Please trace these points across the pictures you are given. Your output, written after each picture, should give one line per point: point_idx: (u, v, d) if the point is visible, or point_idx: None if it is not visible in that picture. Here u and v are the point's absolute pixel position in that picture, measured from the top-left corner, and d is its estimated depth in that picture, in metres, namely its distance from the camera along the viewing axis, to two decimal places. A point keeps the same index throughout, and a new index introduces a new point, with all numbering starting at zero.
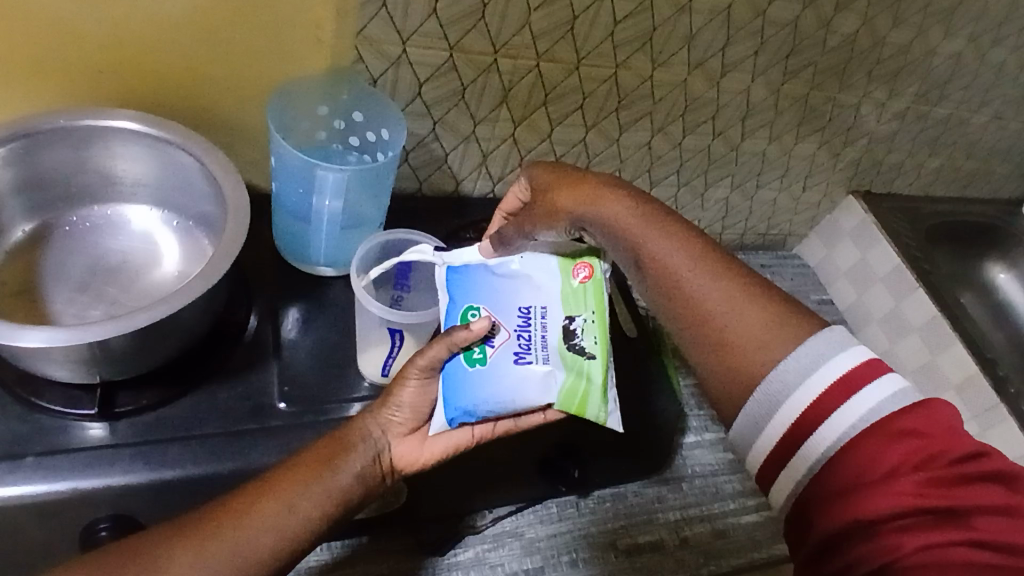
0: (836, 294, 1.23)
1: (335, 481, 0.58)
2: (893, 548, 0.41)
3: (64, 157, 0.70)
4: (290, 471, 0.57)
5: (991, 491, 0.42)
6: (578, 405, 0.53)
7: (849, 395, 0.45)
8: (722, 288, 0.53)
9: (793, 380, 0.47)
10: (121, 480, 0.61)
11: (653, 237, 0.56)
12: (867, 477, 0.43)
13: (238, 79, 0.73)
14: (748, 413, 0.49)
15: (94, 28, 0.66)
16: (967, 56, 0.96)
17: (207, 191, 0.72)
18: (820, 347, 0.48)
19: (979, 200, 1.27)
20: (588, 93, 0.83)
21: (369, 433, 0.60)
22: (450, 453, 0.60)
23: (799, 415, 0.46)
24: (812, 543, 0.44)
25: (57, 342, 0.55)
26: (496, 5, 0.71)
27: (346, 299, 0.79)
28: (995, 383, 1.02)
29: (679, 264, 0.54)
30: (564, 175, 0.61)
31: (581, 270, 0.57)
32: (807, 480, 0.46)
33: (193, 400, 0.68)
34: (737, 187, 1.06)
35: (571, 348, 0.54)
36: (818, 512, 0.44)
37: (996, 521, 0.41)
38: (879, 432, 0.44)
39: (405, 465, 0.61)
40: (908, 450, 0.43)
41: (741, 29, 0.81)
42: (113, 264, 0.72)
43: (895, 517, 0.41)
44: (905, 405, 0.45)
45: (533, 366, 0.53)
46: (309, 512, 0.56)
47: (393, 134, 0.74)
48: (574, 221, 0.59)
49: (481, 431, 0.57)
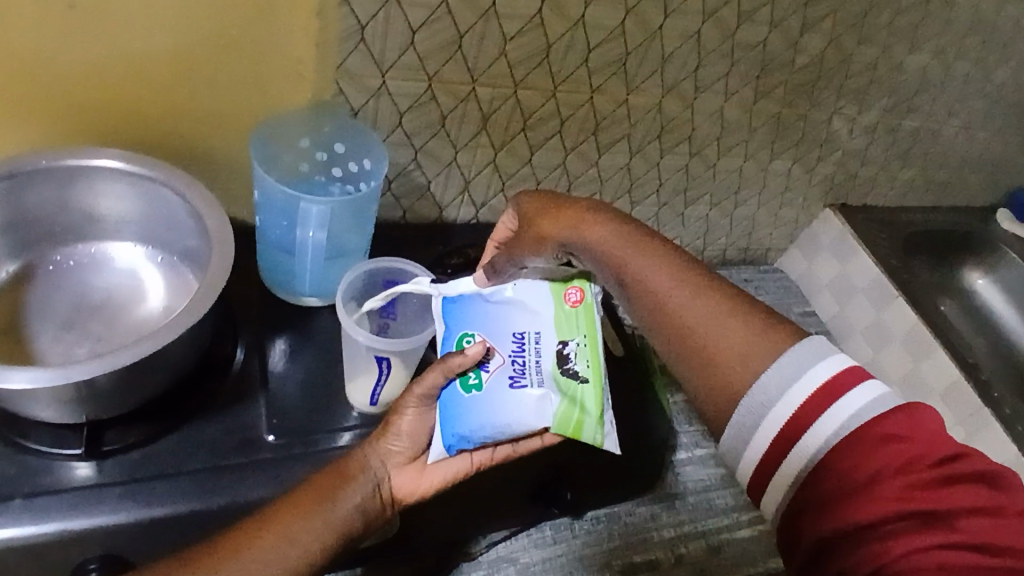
0: (818, 306, 1.25)
1: (335, 513, 0.58)
2: (881, 553, 0.41)
3: (48, 196, 0.70)
4: (287, 505, 0.58)
5: (976, 491, 0.42)
6: (572, 428, 0.53)
7: (832, 402, 0.47)
8: (708, 308, 0.54)
9: (776, 390, 0.49)
10: (111, 519, 0.61)
11: (638, 260, 0.58)
12: (852, 483, 0.44)
13: (220, 114, 0.74)
14: (736, 427, 0.50)
15: (76, 69, 0.67)
16: (932, 71, 0.99)
17: (191, 226, 0.72)
18: (800, 357, 0.49)
19: (953, 208, 1.30)
20: (566, 118, 0.85)
21: (368, 463, 0.61)
22: (450, 481, 0.60)
23: (782, 426, 0.48)
24: (804, 551, 0.45)
25: (43, 382, 0.55)
26: (472, 36, 0.72)
27: (333, 328, 0.79)
28: (978, 388, 1.03)
29: (665, 286, 0.56)
30: (549, 203, 0.63)
31: (573, 295, 0.57)
32: (794, 489, 0.47)
33: (181, 436, 0.68)
34: (716, 204, 1.08)
35: (564, 372, 0.54)
36: (807, 519, 0.45)
37: (981, 522, 0.41)
38: (861, 437, 0.45)
39: (405, 495, 0.61)
40: (890, 454, 0.44)
41: (711, 53, 0.84)
42: (98, 301, 0.72)
43: (880, 522, 0.42)
44: (888, 410, 0.45)
45: (526, 390, 0.54)
46: (305, 543, 0.56)
47: (375, 165, 0.75)
48: (560, 247, 0.61)
49: (480, 457, 0.58)
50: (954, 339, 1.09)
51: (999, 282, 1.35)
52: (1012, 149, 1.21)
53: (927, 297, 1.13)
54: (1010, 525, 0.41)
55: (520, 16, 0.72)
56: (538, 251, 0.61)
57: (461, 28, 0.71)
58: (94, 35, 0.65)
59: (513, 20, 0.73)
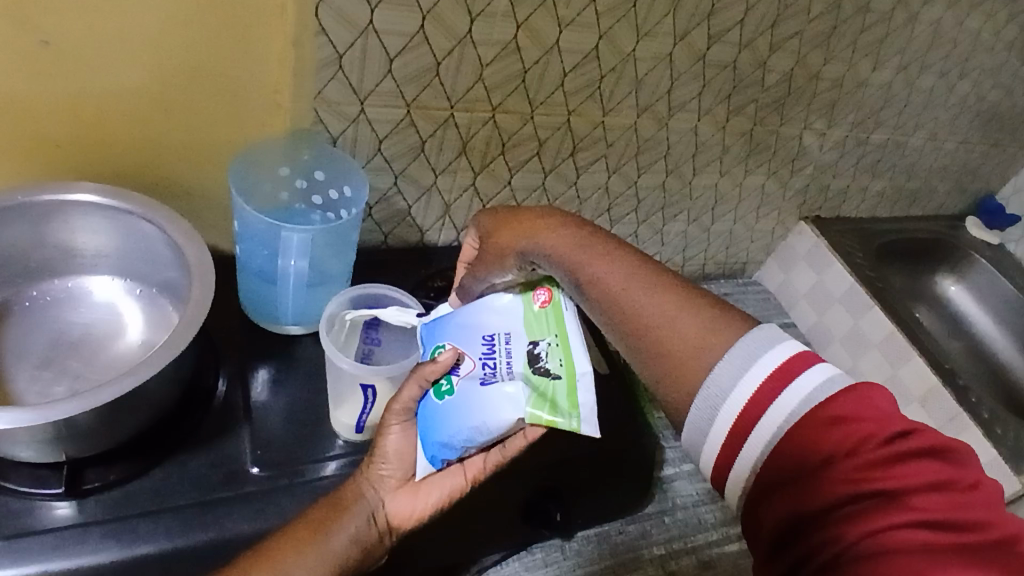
0: (797, 317, 1.27)
1: (329, 545, 0.58)
2: (837, 538, 0.41)
3: (24, 233, 0.69)
4: (280, 543, 0.57)
5: (928, 466, 0.42)
6: (544, 418, 0.51)
7: (784, 385, 0.46)
8: (667, 305, 0.53)
9: (729, 380, 0.48)
10: (94, 559, 0.60)
11: (592, 259, 0.56)
12: (806, 468, 0.43)
13: (198, 144, 0.74)
14: (694, 419, 0.49)
15: (51, 104, 0.67)
16: (897, 85, 1.02)
17: (170, 258, 0.71)
18: (751, 345, 0.48)
19: (923, 217, 1.33)
20: (544, 139, 0.86)
21: (364, 495, 0.60)
22: (445, 500, 0.60)
23: (737, 416, 0.47)
24: (766, 541, 0.45)
25: (21, 423, 0.54)
26: (449, 63, 0.73)
27: (316, 355, 0.79)
28: (955, 392, 1.05)
29: (625, 287, 0.54)
30: (504, 215, 0.62)
31: (541, 295, 0.57)
32: (752, 479, 0.46)
33: (163, 472, 0.66)
34: (694, 220, 1.09)
35: (535, 369, 0.53)
36: (766, 507, 0.45)
37: (937, 498, 0.40)
38: (811, 421, 0.44)
39: (403, 521, 0.60)
40: (841, 436, 0.43)
41: (684, 73, 0.85)
42: (76, 337, 0.70)
43: (834, 506, 0.42)
44: (838, 391, 0.45)
45: (497, 385, 0.53)
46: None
47: (356, 191, 0.76)
48: (518, 255, 0.59)
49: (473, 471, 0.59)
50: (929, 345, 1.11)
51: (971, 288, 1.38)
52: (977, 158, 1.24)
53: (902, 305, 1.16)
54: (968, 500, 0.41)
55: (496, 42, 0.73)
56: (500, 264, 0.60)
57: (438, 55, 0.72)
58: (68, 69, 0.65)
59: (489, 46, 0.73)
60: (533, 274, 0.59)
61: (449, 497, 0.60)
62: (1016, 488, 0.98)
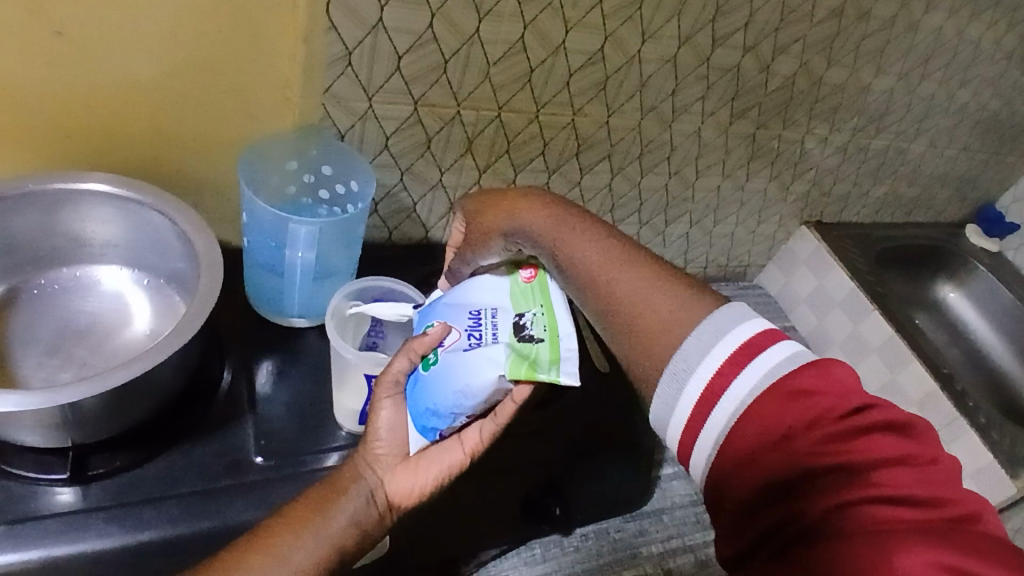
0: (797, 320, 1.28)
1: (328, 526, 0.57)
2: (800, 513, 0.42)
3: (34, 221, 0.70)
4: (280, 524, 0.57)
5: (884, 441, 0.43)
6: (526, 372, 0.52)
7: (749, 360, 0.47)
8: (637, 280, 0.55)
9: (697, 355, 0.49)
10: (96, 545, 0.60)
11: (569, 238, 0.59)
12: (768, 442, 0.44)
13: (208, 137, 0.75)
14: (662, 393, 0.50)
15: (63, 94, 0.68)
16: (898, 92, 1.03)
17: (178, 248, 0.72)
18: (719, 322, 0.50)
19: (923, 224, 1.34)
20: (549, 139, 0.87)
21: (360, 474, 0.60)
22: (444, 475, 0.59)
23: (703, 389, 0.48)
24: (729, 517, 0.45)
25: (28, 406, 0.55)
26: (456, 61, 0.74)
27: (320, 348, 0.80)
28: (953, 397, 1.06)
29: (598, 260, 0.57)
30: (491, 200, 0.66)
31: (529, 270, 0.60)
32: (716, 453, 0.46)
33: (168, 459, 0.67)
34: (696, 222, 1.10)
35: (521, 337, 0.53)
36: (730, 482, 0.45)
37: (898, 474, 0.42)
38: (774, 394, 0.45)
39: (404, 499, 0.60)
40: (803, 409, 0.44)
41: (688, 76, 0.86)
42: (84, 325, 0.71)
43: (797, 480, 0.42)
44: (801, 365, 0.46)
45: (481, 348, 0.54)
46: (299, 561, 0.56)
47: (364, 186, 0.77)
48: (503, 236, 0.63)
49: (471, 444, 0.58)
50: (928, 350, 1.12)
51: (969, 295, 1.39)
52: (978, 166, 1.25)
53: (901, 310, 1.16)
54: (927, 475, 0.42)
55: (503, 41, 0.74)
56: (486, 245, 0.64)
57: (446, 53, 0.73)
58: (82, 60, 0.66)
59: (496, 45, 0.74)
60: (517, 253, 0.61)
61: (448, 471, 0.59)
62: (1012, 493, 0.99)
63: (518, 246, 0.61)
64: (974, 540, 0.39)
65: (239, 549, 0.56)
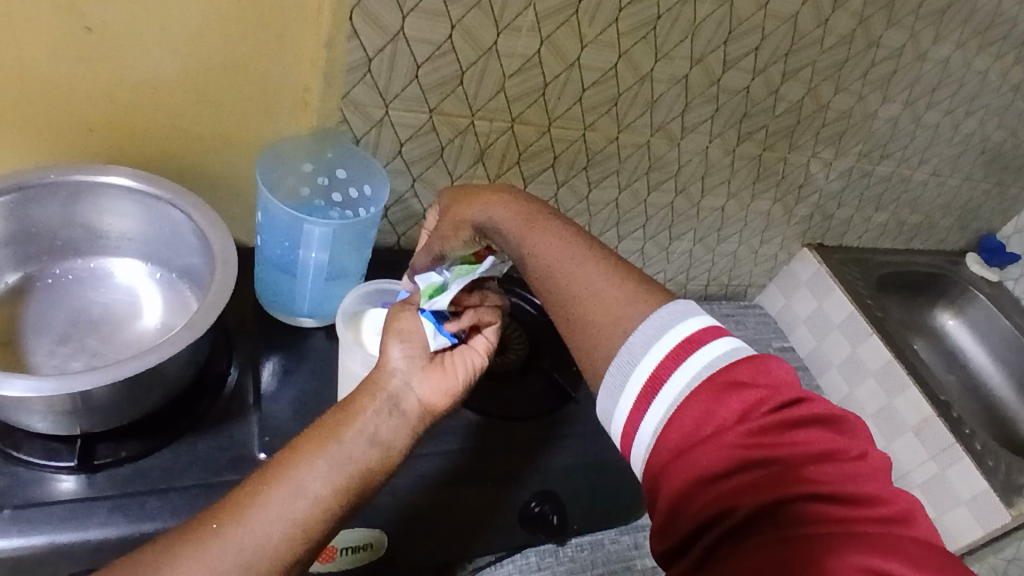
0: (796, 341, 1.28)
1: (341, 451, 0.55)
2: (733, 507, 0.44)
3: (54, 211, 0.71)
4: (296, 450, 0.55)
5: (814, 435, 0.46)
6: (429, 292, 0.63)
7: (689, 353, 0.50)
8: (597, 277, 0.58)
9: (642, 348, 0.52)
10: (98, 533, 0.60)
11: (534, 233, 0.61)
12: (704, 433, 0.47)
13: (226, 136, 0.77)
14: (607, 384, 0.53)
15: (88, 86, 0.69)
16: (903, 120, 1.04)
17: (193, 244, 0.73)
18: (665, 316, 0.53)
19: (925, 252, 1.36)
20: (559, 152, 0.89)
21: (382, 386, 0.59)
22: (470, 373, 0.63)
23: (645, 381, 0.51)
24: (662, 510, 0.47)
25: (43, 390, 0.56)
26: (474, 72, 0.76)
27: (326, 349, 0.81)
28: (950, 423, 1.07)
29: (558, 255, 0.60)
30: (463, 191, 0.66)
31: (481, 252, 0.66)
32: (653, 445, 0.50)
33: (173, 451, 0.68)
34: (699, 240, 1.12)
35: (442, 283, 0.64)
36: (667, 474, 0.47)
37: (825, 469, 0.45)
38: (710, 385, 0.48)
39: (439, 401, 0.61)
40: (736, 401, 0.47)
41: (698, 96, 0.88)
42: (96, 315, 0.72)
43: (728, 473, 0.45)
44: (738, 359, 0.49)
45: (425, 277, 0.65)
46: (314, 489, 0.53)
47: (377, 190, 0.79)
48: (475, 227, 0.64)
49: (484, 346, 0.65)
50: (926, 376, 1.12)
51: (967, 322, 1.41)
52: (980, 196, 1.27)
53: (899, 335, 1.18)
54: (853, 471, 0.45)
55: (519, 55, 0.76)
56: (458, 237, 0.65)
57: (463, 64, 0.74)
58: (111, 57, 0.67)
59: (513, 58, 0.76)
60: (477, 243, 0.66)
61: (474, 368, 0.64)
62: (1006, 521, 1.00)
63: (489, 236, 0.64)
64: (899, 539, 0.42)
65: (252, 482, 0.53)
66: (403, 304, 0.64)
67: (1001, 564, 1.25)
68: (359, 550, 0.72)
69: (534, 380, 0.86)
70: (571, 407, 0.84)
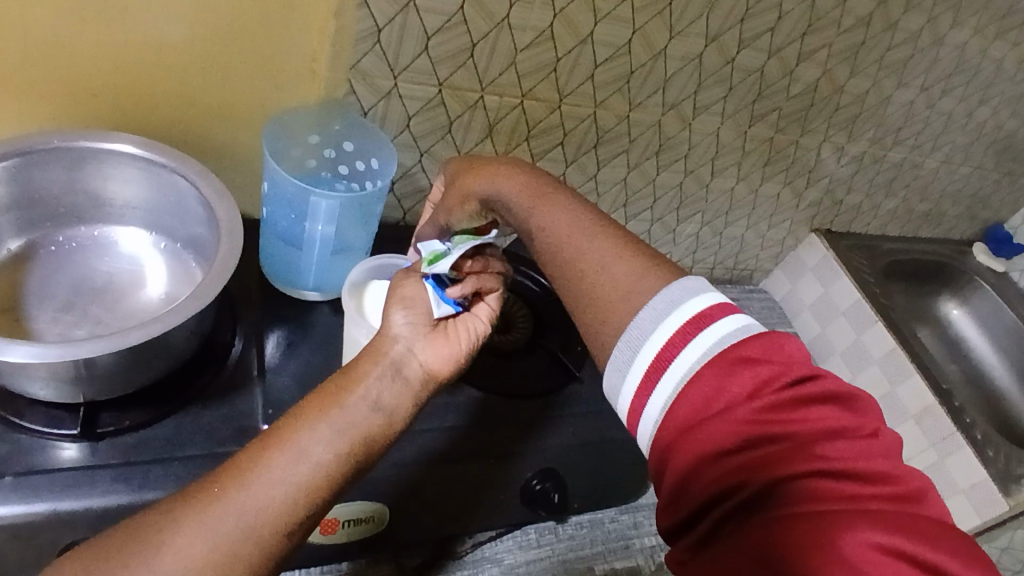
0: (801, 326, 1.27)
1: (345, 417, 0.53)
2: (742, 482, 0.44)
3: (57, 177, 0.70)
4: (299, 415, 0.53)
5: (825, 413, 0.46)
6: (432, 258, 0.62)
7: (700, 329, 0.49)
8: (606, 252, 0.57)
9: (651, 324, 0.51)
10: (101, 501, 0.60)
11: (540, 206, 0.61)
12: (714, 409, 0.46)
13: (232, 105, 0.76)
14: (614, 361, 0.53)
15: (90, 51, 0.67)
16: (918, 105, 1.03)
17: (199, 214, 0.73)
18: (675, 292, 0.52)
19: (932, 240, 1.35)
20: (569, 130, 0.87)
21: (386, 352, 0.57)
22: (473, 340, 0.61)
23: (653, 357, 0.50)
24: (670, 485, 0.47)
25: (46, 357, 0.55)
26: (485, 45, 0.74)
27: (331, 322, 0.80)
28: (952, 412, 1.07)
29: (565, 230, 0.59)
30: (470, 163, 0.66)
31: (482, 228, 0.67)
32: (661, 421, 0.49)
33: (176, 421, 0.68)
34: (707, 223, 1.11)
35: (444, 250, 0.63)
36: (676, 449, 0.47)
37: (836, 446, 0.44)
38: (721, 361, 0.48)
39: (443, 369, 0.59)
40: (747, 377, 0.47)
41: (712, 75, 0.87)
42: (100, 283, 0.72)
43: (738, 449, 0.45)
44: (750, 336, 0.49)
45: (427, 246, 0.65)
46: (318, 454, 0.51)
47: (384, 164, 0.77)
48: (481, 201, 0.64)
49: (487, 313, 0.64)
50: (929, 365, 1.12)
51: (972, 312, 1.40)
52: (991, 185, 1.26)
53: (904, 322, 1.17)
54: (863, 449, 0.45)
55: (532, 28, 0.74)
56: (463, 209, 0.65)
57: (474, 37, 0.73)
58: (114, 21, 0.66)
59: (525, 32, 0.74)
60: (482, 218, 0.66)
61: (477, 337, 0.62)
62: (1003, 509, 1.01)
63: (495, 209, 0.64)
64: (910, 517, 0.42)
65: (254, 448, 0.51)
66: (406, 273, 0.63)
67: (995, 552, 1.26)
68: (361, 522, 0.72)
69: (539, 358, 0.86)
70: (575, 386, 0.84)
